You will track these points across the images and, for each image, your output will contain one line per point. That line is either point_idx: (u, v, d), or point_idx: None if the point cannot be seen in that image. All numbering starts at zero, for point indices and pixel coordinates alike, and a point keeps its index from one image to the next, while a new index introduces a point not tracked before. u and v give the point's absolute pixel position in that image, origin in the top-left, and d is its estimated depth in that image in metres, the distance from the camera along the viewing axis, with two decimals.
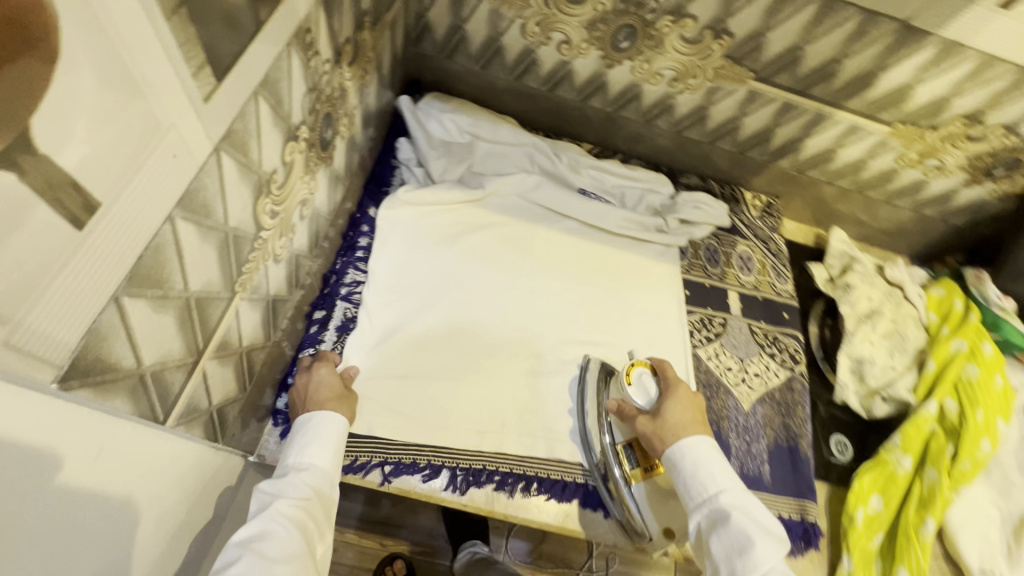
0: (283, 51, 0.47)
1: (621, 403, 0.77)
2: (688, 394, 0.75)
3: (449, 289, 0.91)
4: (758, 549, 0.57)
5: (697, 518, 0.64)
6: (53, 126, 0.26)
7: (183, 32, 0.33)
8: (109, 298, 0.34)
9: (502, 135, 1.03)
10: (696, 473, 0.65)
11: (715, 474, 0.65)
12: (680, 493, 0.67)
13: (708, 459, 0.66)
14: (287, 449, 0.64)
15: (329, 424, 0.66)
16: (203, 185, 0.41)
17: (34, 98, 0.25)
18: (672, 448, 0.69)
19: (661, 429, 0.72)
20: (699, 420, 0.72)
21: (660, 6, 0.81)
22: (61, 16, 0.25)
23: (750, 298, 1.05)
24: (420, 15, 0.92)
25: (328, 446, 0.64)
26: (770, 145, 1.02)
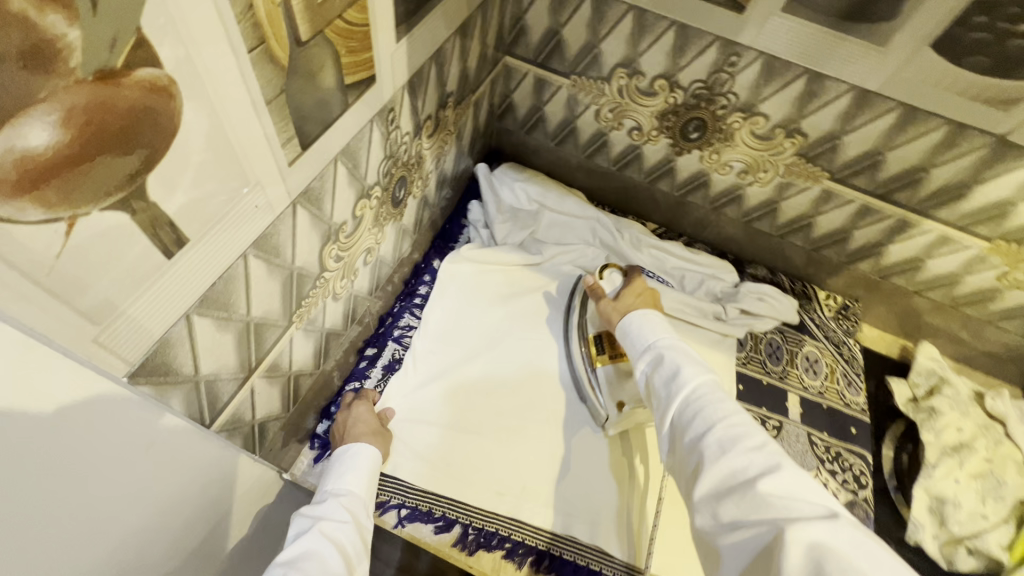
0: (367, 125, 0.56)
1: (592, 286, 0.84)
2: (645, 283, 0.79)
3: (482, 364, 0.92)
4: (690, 372, 0.57)
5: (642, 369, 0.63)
6: (163, 181, 0.34)
7: (279, 113, 0.41)
8: (182, 315, 0.41)
9: (568, 206, 1.08)
10: (642, 332, 0.66)
11: (657, 328, 0.66)
12: (629, 351, 0.67)
13: (654, 320, 0.67)
14: (325, 480, 0.66)
15: (365, 454, 0.69)
16: (277, 231, 0.49)
17: (153, 161, 0.32)
18: (624, 319, 0.71)
19: (616, 310, 0.76)
20: (652, 304, 0.76)
21: (731, 103, 0.83)
22: (185, 100, 0.33)
23: (812, 404, 0.96)
24: (505, 96, 1.01)
25: (362, 473, 0.67)
26: (847, 246, 0.97)
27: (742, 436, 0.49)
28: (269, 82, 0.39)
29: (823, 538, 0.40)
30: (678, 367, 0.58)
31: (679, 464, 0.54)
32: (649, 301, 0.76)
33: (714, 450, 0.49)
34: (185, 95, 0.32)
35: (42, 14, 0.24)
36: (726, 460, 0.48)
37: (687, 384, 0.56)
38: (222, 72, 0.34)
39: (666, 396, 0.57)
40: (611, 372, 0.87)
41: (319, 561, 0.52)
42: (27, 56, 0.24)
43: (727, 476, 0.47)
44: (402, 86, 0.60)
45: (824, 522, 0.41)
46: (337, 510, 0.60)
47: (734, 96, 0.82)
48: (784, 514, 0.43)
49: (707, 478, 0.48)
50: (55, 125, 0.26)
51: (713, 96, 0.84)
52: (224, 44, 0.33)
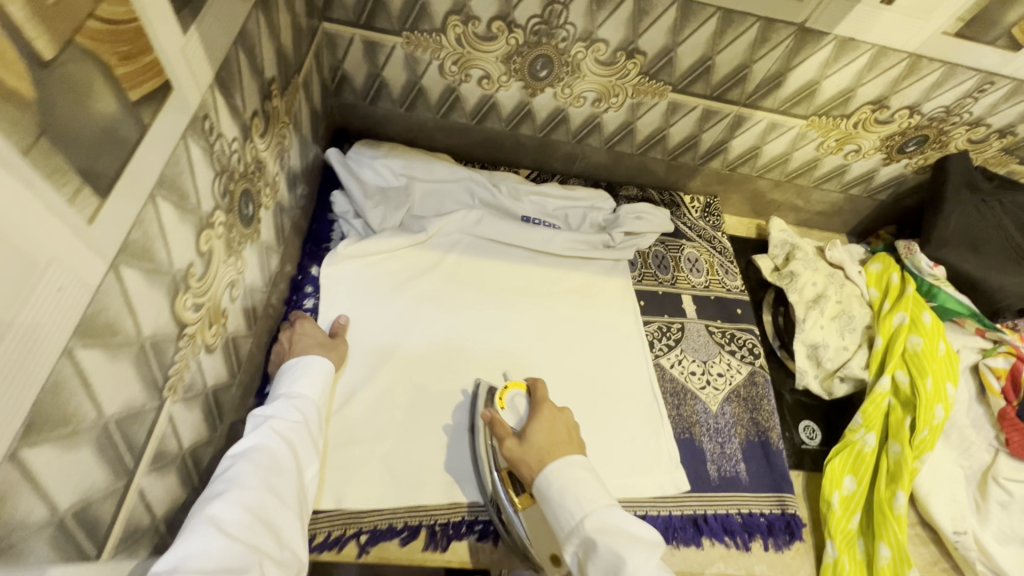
0: (179, 144, 0.46)
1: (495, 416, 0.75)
2: (552, 411, 0.76)
3: (389, 423, 0.82)
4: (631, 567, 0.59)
5: (572, 551, 0.65)
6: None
7: (47, 163, 0.31)
8: (4, 457, 0.31)
9: (438, 172, 1.03)
10: (564, 502, 0.66)
11: (579, 497, 0.66)
12: (553, 523, 0.67)
13: (575, 482, 0.67)
14: (281, 381, 0.70)
15: (318, 364, 0.72)
16: (103, 306, 0.38)
17: None
18: (540, 477, 0.69)
19: (527, 454, 0.71)
20: (564, 434, 0.74)
21: (571, 34, 0.82)
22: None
23: (702, 299, 1.07)
24: (335, 67, 0.90)
25: (315, 378, 0.71)
26: (699, 150, 1.05)
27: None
28: (17, 128, 0.29)
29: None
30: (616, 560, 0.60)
31: None
32: (559, 434, 0.74)
33: None
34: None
35: None
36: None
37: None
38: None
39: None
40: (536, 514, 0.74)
41: (267, 454, 0.59)
42: None
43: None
44: (209, 85, 0.49)
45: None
46: (289, 411, 0.66)
47: (572, 27, 0.81)
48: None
49: None
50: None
51: (552, 30, 0.82)
52: None
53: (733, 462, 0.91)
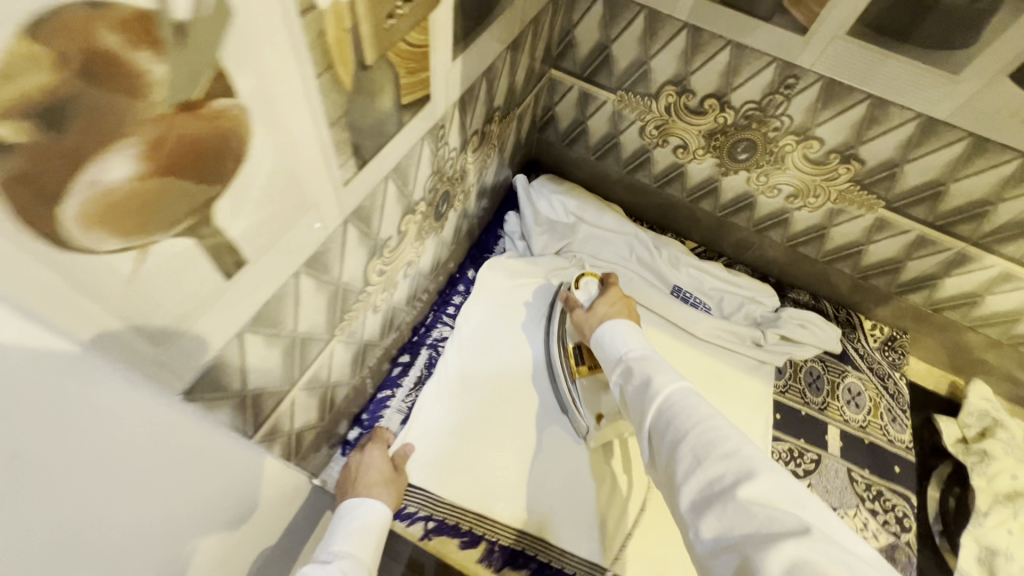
0: (418, 142, 0.56)
1: (568, 294, 0.85)
2: (618, 293, 0.82)
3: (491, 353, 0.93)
4: (662, 380, 0.59)
5: (615, 380, 0.67)
6: (210, 183, 0.31)
7: (339, 135, 0.42)
8: (236, 333, 0.42)
9: (606, 221, 1.07)
10: (616, 342, 0.70)
11: (629, 339, 0.69)
12: (605, 362, 0.71)
13: (627, 330, 0.71)
14: (327, 539, 0.62)
15: (373, 510, 0.67)
16: (328, 248, 0.49)
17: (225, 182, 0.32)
18: (597, 331, 0.75)
19: (591, 318, 0.79)
20: (626, 310, 0.79)
21: (785, 125, 0.80)
22: (245, 109, 0.31)
23: (853, 439, 0.93)
24: (548, 107, 1.00)
25: (369, 541, 0.64)
26: (899, 277, 0.93)
27: (714, 444, 0.50)
28: (334, 105, 0.39)
29: (784, 509, 0.44)
30: (651, 376, 0.60)
31: (660, 477, 0.55)
32: (622, 308, 0.79)
33: (692, 460, 0.50)
34: (244, 101, 0.31)
35: (133, 49, 0.23)
36: (704, 470, 0.49)
37: (657, 393, 0.58)
38: (286, 88, 0.33)
39: (640, 405, 0.59)
40: (590, 384, 0.86)
41: None
42: (118, 92, 0.23)
43: (704, 483, 0.48)
44: (454, 103, 0.60)
45: (798, 537, 0.41)
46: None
47: (789, 119, 0.79)
48: (765, 527, 0.43)
49: (686, 490, 0.49)
50: (35, 126, 0.21)
51: (766, 118, 0.81)
52: (294, 77, 0.34)
53: None
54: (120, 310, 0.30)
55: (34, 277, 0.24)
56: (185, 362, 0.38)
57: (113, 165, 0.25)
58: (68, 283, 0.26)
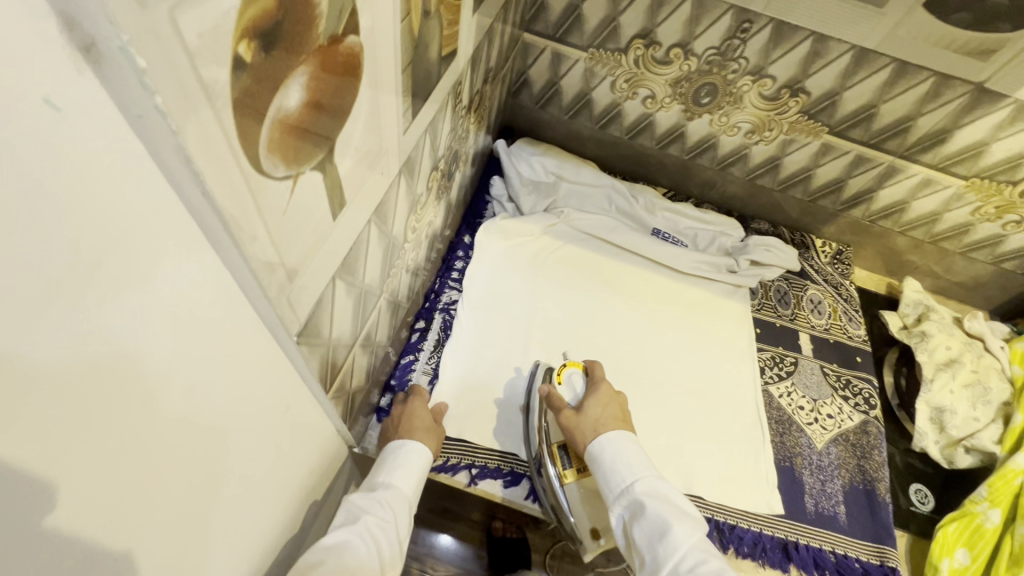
0: (446, 97, 0.60)
1: (551, 391, 0.79)
2: (609, 392, 0.77)
3: (501, 311, 0.99)
4: (677, 535, 0.58)
5: (619, 510, 0.65)
6: (292, 164, 0.31)
7: (406, 81, 0.45)
8: (332, 277, 0.44)
9: (584, 176, 1.14)
10: (617, 467, 0.67)
11: (632, 465, 0.67)
12: (602, 486, 0.68)
13: (628, 451, 0.68)
14: (377, 469, 0.69)
15: (417, 453, 0.71)
16: (388, 199, 0.52)
17: (334, 132, 0.34)
18: (592, 444, 0.70)
19: (583, 425, 0.73)
20: (620, 416, 0.74)
21: (742, 67, 0.90)
22: (362, 47, 0.34)
23: (821, 341, 1.07)
24: (521, 72, 1.05)
25: (413, 473, 0.69)
26: (842, 195, 1.07)
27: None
28: (406, 50, 0.42)
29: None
30: (664, 525, 0.59)
31: None
32: (615, 412, 0.75)
33: None
34: (362, 37, 0.33)
35: None
36: None
37: (676, 554, 0.57)
38: (383, 28, 0.36)
39: (653, 561, 0.58)
40: (577, 492, 0.76)
41: (354, 554, 0.55)
42: (302, 24, 0.26)
43: None
44: (467, 61, 0.64)
45: None
46: (381, 508, 0.62)
47: (745, 61, 0.89)
48: None
49: None
50: (260, 47, 0.24)
51: (725, 62, 0.90)
52: (390, 16, 0.36)
53: (833, 501, 0.90)
54: (279, 242, 0.33)
55: (241, 199, 0.27)
56: (301, 305, 0.40)
57: (293, 93, 0.28)
58: (256, 204, 0.29)
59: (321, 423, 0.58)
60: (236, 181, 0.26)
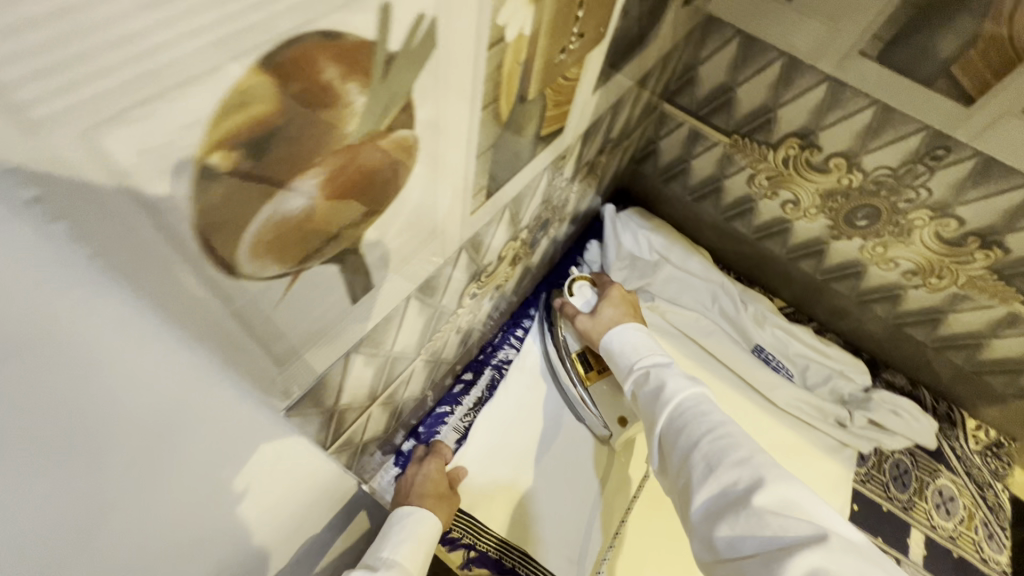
0: (541, 171, 0.54)
1: (565, 303, 0.84)
2: (619, 291, 0.80)
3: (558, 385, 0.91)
4: (673, 387, 0.61)
5: (628, 386, 0.68)
6: (292, 260, 0.27)
7: (482, 165, 0.40)
8: (345, 353, 0.40)
9: (692, 265, 1.02)
10: (625, 348, 0.70)
11: (636, 345, 0.70)
12: (614, 368, 0.71)
13: (633, 333, 0.72)
14: (379, 541, 0.60)
15: (426, 521, 0.65)
16: (440, 274, 0.47)
17: (366, 220, 0.30)
18: (604, 339, 0.75)
19: (595, 326, 0.78)
20: (630, 312, 0.77)
21: (919, 199, 0.73)
22: (416, 140, 0.29)
23: (940, 550, 0.83)
24: (651, 141, 0.96)
25: (420, 549, 0.62)
26: (1021, 379, 0.83)
27: (726, 452, 0.52)
28: (488, 135, 0.37)
29: (794, 514, 0.47)
30: (662, 382, 0.62)
31: (672, 480, 0.57)
32: (626, 309, 0.78)
33: (703, 470, 0.52)
34: (418, 131, 0.29)
35: (343, 82, 0.21)
36: (716, 477, 0.51)
37: (671, 403, 0.59)
38: (452, 120, 0.31)
39: (653, 411, 0.61)
40: (603, 389, 0.84)
41: None
42: (319, 123, 0.22)
43: (717, 492, 0.51)
44: (578, 135, 0.58)
45: (812, 543, 0.43)
46: None
47: (926, 192, 0.72)
48: (776, 535, 0.45)
49: (699, 498, 0.51)
50: (244, 154, 0.20)
51: (900, 187, 0.74)
52: (464, 107, 0.32)
53: None
54: (267, 332, 0.29)
55: (207, 307, 0.23)
56: (296, 385, 0.36)
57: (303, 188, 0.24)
58: (230, 305, 0.25)
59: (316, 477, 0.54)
60: (198, 292, 0.22)
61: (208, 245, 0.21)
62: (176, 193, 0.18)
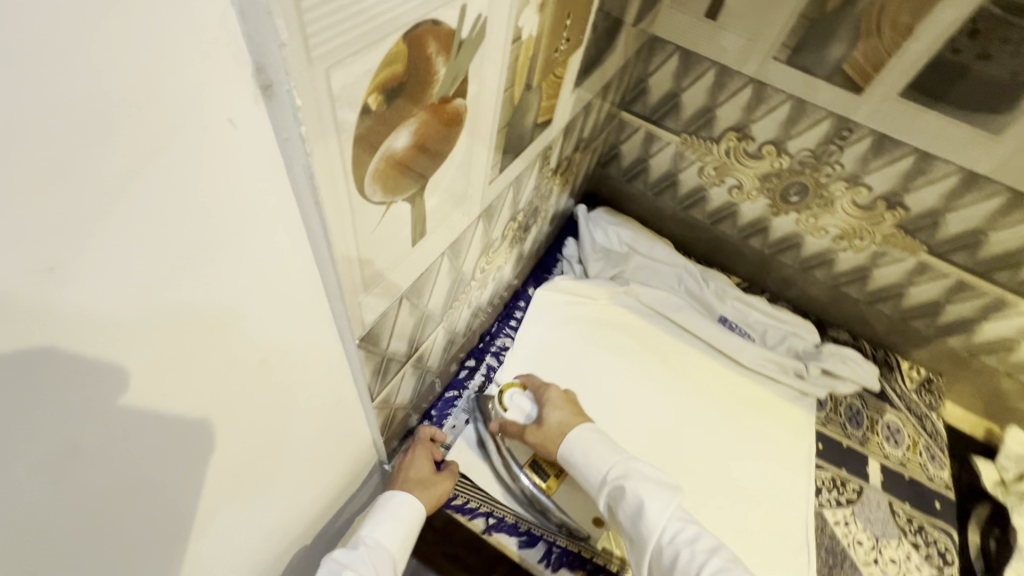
0: (534, 158, 0.66)
1: (507, 423, 0.83)
2: (556, 392, 0.85)
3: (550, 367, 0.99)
4: (652, 511, 0.67)
5: (602, 500, 0.73)
6: (387, 194, 0.37)
7: (500, 141, 0.51)
8: (399, 297, 0.50)
9: (658, 253, 1.16)
10: (590, 462, 0.75)
11: (600, 458, 0.75)
12: (583, 483, 0.76)
13: (591, 446, 0.77)
14: (366, 521, 0.69)
15: (406, 504, 0.71)
16: (463, 239, 0.58)
17: (428, 175, 0.41)
18: (563, 451, 0.78)
19: (548, 434, 0.81)
20: (570, 408, 0.84)
21: (836, 173, 0.89)
22: (465, 110, 0.40)
23: (894, 475, 0.96)
24: (614, 145, 1.11)
25: (400, 527, 0.69)
26: (938, 320, 1.00)
27: None
28: (505, 114, 0.49)
29: None
30: (640, 504, 0.69)
31: None
32: (569, 409, 0.83)
33: None
34: (467, 102, 0.40)
35: (437, 56, 0.32)
36: None
37: (654, 529, 0.66)
38: (487, 98, 0.43)
39: (640, 536, 0.68)
40: (565, 491, 0.83)
41: None
42: (420, 86, 0.33)
43: None
44: (561, 129, 0.71)
45: None
46: (363, 562, 0.63)
47: (840, 167, 0.88)
48: None
49: None
50: (384, 98, 0.30)
51: (819, 165, 0.90)
52: (495, 88, 0.43)
53: None
54: (205, 411, 0.33)
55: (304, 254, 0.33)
56: (369, 314, 0.45)
57: (237, 280, 0.29)
58: (218, 343, 0.31)
59: (359, 429, 0.61)
60: (303, 235, 0.32)
61: (178, 315, 0.27)
62: (179, 259, 0.25)
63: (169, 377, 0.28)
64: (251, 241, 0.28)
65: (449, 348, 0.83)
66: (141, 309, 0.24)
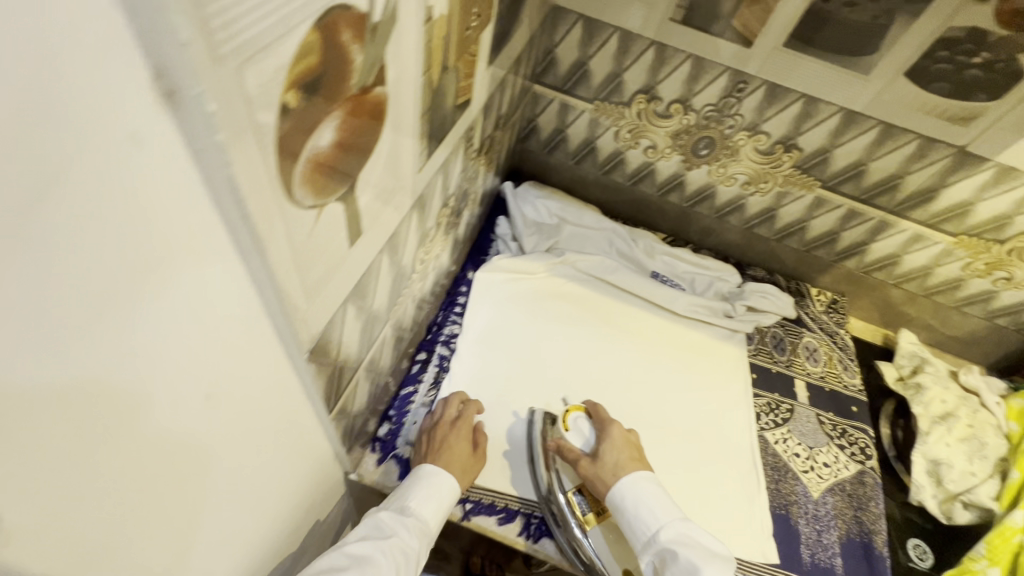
0: (458, 140, 0.64)
1: (563, 444, 0.83)
2: (620, 430, 0.84)
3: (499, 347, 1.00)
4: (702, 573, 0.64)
5: (648, 556, 0.71)
6: (318, 197, 0.35)
7: (423, 126, 0.49)
8: (342, 302, 0.47)
9: (587, 220, 1.19)
10: (641, 515, 0.73)
11: (655, 511, 0.73)
12: (630, 536, 0.73)
13: (647, 497, 0.74)
14: (411, 489, 0.70)
15: (445, 479, 0.73)
16: (399, 233, 0.56)
17: (356, 171, 0.39)
18: (614, 493, 0.76)
19: (602, 470, 0.79)
20: (631, 451, 0.82)
21: (737, 123, 0.96)
22: (387, 98, 0.38)
23: (817, 389, 1.07)
24: (531, 119, 1.11)
25: (441, 503, 0.70)
26: (837, 246, 1.11)
27: None
28: (425, 99, 0.47)
29: None
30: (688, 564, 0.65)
31: None
32: (630, 452, 0.81)
33: None
34: (388, 90, 0.38)
35: (351, 43, 0.30)
36: None
37: None
38: (407, 83, 0.41)
39: None
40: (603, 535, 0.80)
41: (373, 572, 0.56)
42: (338, 78, 0.31)
43: None
44: (480, 108, 0.69)
45: None
46: (407, 533, 0.64)
47: (741, 117, 0.94)
48: None
49: None
50: (302, 94, 0.28)
51: (722, 118, 0.96)
52: (413, 72, 0.41)
53: (829, 553, 0.88)
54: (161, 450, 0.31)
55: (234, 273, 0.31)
56: (313, 325, 0.43)
57: (153, 320, 0.26)
58: (168, 377, 0.29)
59: (319, 443, 0.59)
60: (230, 253, 0.30)
61: (123, 352, 0.25)
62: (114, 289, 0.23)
63: (91, 443, 0.25)
64: (189, 263, 0.26)
65: (399, 346, 0.81)
66: (81, 345, 0.22)
